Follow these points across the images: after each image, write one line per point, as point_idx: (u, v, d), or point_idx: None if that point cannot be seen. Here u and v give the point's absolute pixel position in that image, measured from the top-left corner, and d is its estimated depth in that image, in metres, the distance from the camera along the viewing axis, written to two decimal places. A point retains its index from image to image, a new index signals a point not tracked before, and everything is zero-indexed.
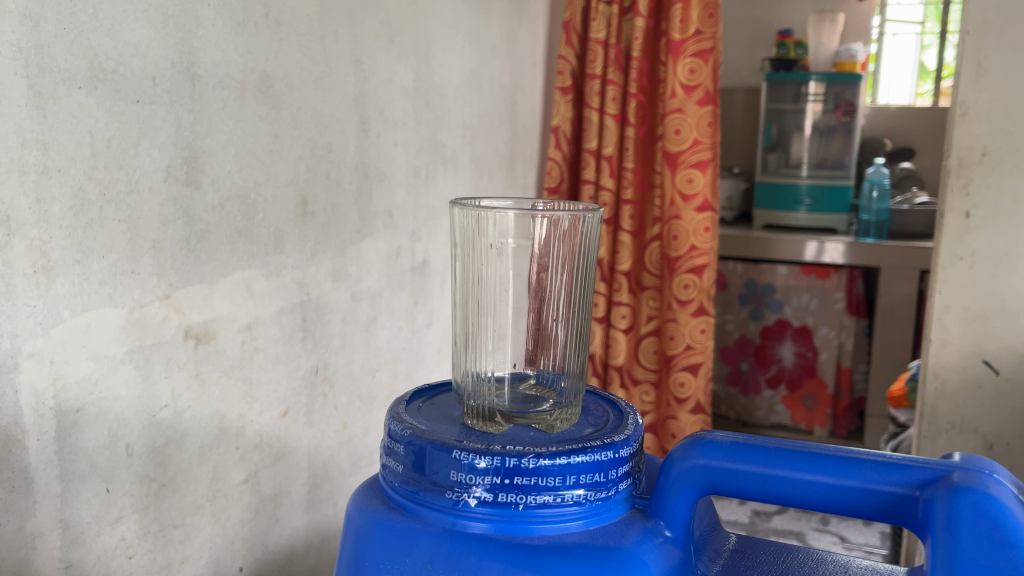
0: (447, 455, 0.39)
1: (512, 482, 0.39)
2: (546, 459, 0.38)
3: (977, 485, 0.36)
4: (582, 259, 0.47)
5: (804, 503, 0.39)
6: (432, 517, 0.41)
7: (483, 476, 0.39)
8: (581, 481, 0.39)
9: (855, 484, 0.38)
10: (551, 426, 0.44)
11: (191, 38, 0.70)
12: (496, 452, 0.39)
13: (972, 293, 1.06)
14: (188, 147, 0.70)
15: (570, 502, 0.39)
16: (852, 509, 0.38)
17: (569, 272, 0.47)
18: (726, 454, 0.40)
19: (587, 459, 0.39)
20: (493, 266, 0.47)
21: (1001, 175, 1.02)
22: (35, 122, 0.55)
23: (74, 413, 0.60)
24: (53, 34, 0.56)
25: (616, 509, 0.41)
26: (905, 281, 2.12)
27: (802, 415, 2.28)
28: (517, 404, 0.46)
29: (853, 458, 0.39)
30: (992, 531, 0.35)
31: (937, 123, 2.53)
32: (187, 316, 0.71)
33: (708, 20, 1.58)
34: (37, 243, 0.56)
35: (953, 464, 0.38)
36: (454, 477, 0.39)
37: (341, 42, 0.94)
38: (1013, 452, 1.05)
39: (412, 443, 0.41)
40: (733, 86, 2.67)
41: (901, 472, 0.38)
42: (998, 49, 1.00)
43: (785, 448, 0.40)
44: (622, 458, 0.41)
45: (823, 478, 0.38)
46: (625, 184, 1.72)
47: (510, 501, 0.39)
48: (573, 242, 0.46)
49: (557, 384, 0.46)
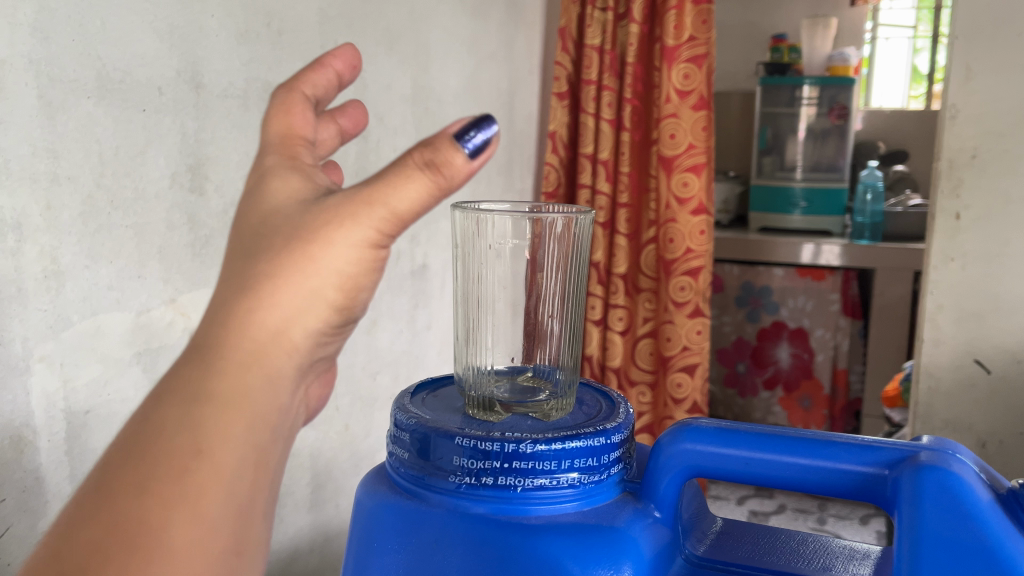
0: (450, 441, 0.41)
1: (511, 466, 0.40)
2: (543, 444, 0.40)
3: (941, 463, 0.37)
4: (576, 258, 0.48)
5: (783, 484, 0.41)
6: (436, 501, 0.42)
7: (483, 461, 0.41)
8: (575, 464, 0.41)
9: (829, 465, 0.40)
10: (547, 415, 0.45)
11: (196, 49, 0.71)
12: (495, 437, 0.40)
13: (962, 293, 1.08)
14: (193, 154, 0.72)
15: (565, 485, 0.41)
16: (827, 488, 0.40)
17: (563, 269, 0.48)
18: (710, 439, 0.42)
19: (581, 444, 0.41)
20: (492, 266, 0.48)
21: (991, 177, 1.04)
22: (46, 131, 0.56)
23: (84, 414, 0.61)
24: (63, 46, 0.57)
25: (609, 492, 0.43)
26: (899, 283, 2.13)
27: (798, 416, 2.29)
28: (516, 394, 0.47)
29: (827, 441, 0.41)
30: (955, 504, 0.36)
31: (930, 125, 2.56)
32: (192, 319, 0.73)
33: (702, 26, 1.60)
34: (48, 249, 0.57)
35: (921, 446, 0.40)
36: (456, 462, 0.41)
37: (342, 50, 0.96)
38: (1005, 450, 1.07)
39: (417, 431, 0.42)
40: (729, 90, 2.70)
41: (872, 453, 0.40)
42: (987, 54, 1.02)
43: (766, 433, 0.42)
44: (614, 444, 0.42)
45: (800, 459, 0.40)
46: (621, 188, 1.74)
47: (508, 484, 0.41)
48: (569, 241, 0.47)
49: (552, 375, 0.48)
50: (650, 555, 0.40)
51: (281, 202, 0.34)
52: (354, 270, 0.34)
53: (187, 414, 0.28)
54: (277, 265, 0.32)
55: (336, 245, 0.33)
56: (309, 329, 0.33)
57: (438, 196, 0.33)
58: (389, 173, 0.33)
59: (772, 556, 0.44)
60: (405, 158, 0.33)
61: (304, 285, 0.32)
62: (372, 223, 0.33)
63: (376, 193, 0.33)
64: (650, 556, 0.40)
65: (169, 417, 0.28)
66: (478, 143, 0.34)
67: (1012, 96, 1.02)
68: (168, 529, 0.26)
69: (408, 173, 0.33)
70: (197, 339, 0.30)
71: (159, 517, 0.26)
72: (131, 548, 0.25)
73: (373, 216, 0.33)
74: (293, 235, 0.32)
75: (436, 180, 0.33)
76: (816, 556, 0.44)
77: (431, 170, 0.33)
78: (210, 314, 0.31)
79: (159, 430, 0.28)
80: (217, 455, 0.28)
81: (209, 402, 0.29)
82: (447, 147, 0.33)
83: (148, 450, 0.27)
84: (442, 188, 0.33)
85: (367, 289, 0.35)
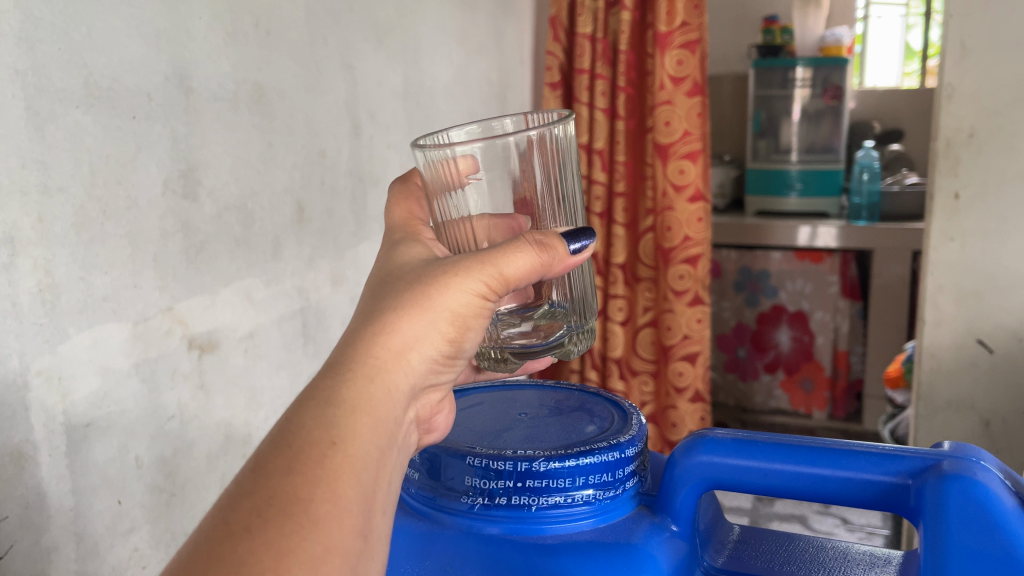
0: (462, 461, 0.44)
1: (525, 485, 0.43)
2: (556, 462, 0.43)
3: (966, 473, 0.38)
4: (558, 160, 0.46)
5: (802, 494, 0.42)
6: (450, 522, 0.45)
7: (497, 481, 0.43)
8: (589, 481, 0.43)
9: (850, 474, 0.41)
10: (568, 352, 0.50)
11: (183, 52, 0.70)
12: (508, 457, 0.43)
13: (963, 273, 1.07)
14: (185, 160, 0.71)
15: (580, 502, 0.43)
16: (847, 498, 0.41)
17: (547, 179, 0.47)
18: (726, 450, 0.44)
19: (595, 460, 0.43)
20: (473, 199, 0.46)
21: (989, 156, 1.03)
22: (34, 142, 0.55)
23: (84, 427, 0.61)
24: (49, 55, 0.56)
25: (624, 507, 0.45)
26: (897, 263, 2.13)
27: (801, 398, 2.32)
28: (531, 336, 0.49)
29: (847, 451, 0.42)
30: (980, 514, 0.36)
31: (925, 103, 2.55)
32: (190, 326, 0.72)
33: (694, 11, 1.59)
34: (41, 262, 0.56)
35: (943, 454, 0.40)
36: (469, 482, 0.44)
37: (330, 47, 0.95)
38: (1009, 429, 1.07)
39: (428, 453, 0.45)
40: (721, 73, 2.68)
41: (894, 462, 0.41)
42: (983, 30, 1.01)
43: (783, 444, 0.43)
44: (628, 458, 0.45)
45: (818, 469, 0.41)
46: (616, 177, 1.72)
47: (522, 504, 0.43)
48: (547, 146, 0.45)
49: (565, 309, 0.50)
50: (668, 569, 0.42)
51: (412, 266, 0.44)
52: (464, 312, 0.43)
53: (333, 418, 0.36)
54: (403, 305, 0.41)
55: (454, 294, 0.42)
56: (424, 355, 0.42)
57: (542, 263, 0.44)
58: (509, 244, 0.43)
59: (789, 565, 0.45)
60: (524, 241, 0.43)
61: (421, 324, 0.41)
62: (481, 282, 0.43)
63: (492, 260, 0.43)
64: (668, 570, 0.42)
65: (308, 418, 0.35)
66: (581, 241, 0.46)
67: (1009, 72, 1.01)
68: (310, 503, 0.33)
69: (519, 247, 0.43)
70: (336, 358, 0.39)
71: (309, 495, 0.33)
72: (285, 515, 0.32)
73: (484, 274, 0.43)
74: (419, 286, 0.42)
75: (540, 255, 0.44)
76: (835, 563, 0.44)
77: (536, 248, 0.44)
78: (348, 341, 0.40)
79: (300, 428, 0.35)
80: (348, 450, 0.35)
81: (344, 409, 0.36)
82: (556, 239, 0.45)
83: (293, 442, 0.34)
84: (544, 263, 0.44)
85: (476, 331, 0.44)
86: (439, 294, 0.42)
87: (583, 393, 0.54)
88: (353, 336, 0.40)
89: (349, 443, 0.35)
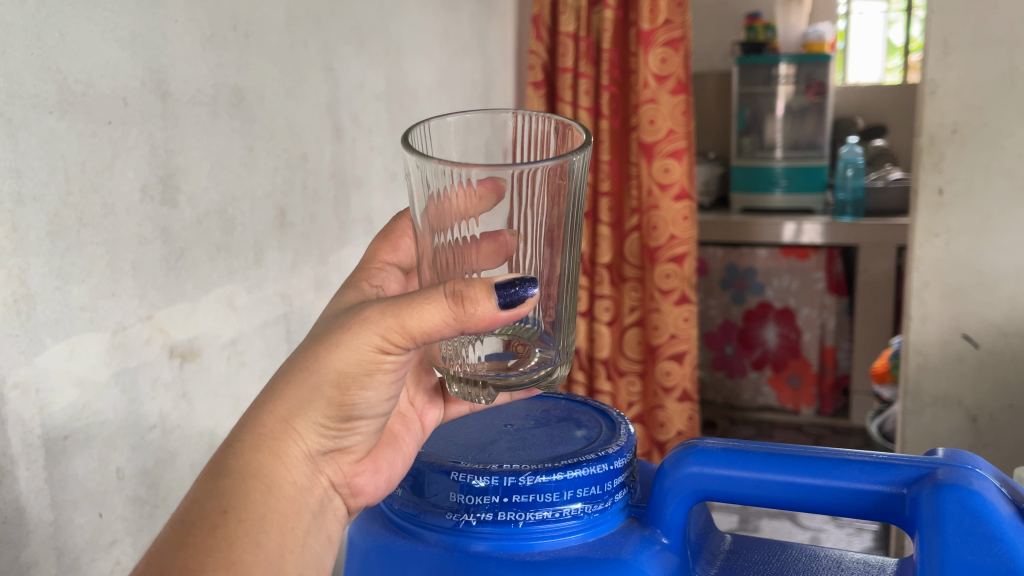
0: (446, 477, 0.44)
1: (511, 500, 0.43)
2: (543, 476, 0.43)
3: (961, 482, 0.38)
4: (558, 206, 0.43)
5: (796, 504, 0.42)
6: (433, 539, 0.45)
7: (481, 495, 0.44)
8: (577, 495, 0.44)
9: (843, 484, 0.41)
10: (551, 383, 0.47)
11: (160, 56, 0.69)
12: (493, 472, 0.44)
13: (948, 268, 1.08)
14: (163, 165, 0.70)
15: (568, 516, 0.44)
16: (842, 507, 0.42)
17: (542, 226, 0.44)
18: (716, 461, 0.44)
19: (583, 473, 0.44)
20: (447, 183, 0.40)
21: (972, 151, 1.04)
22: (7, 149, 0.54)
23: (62, 440, 0.59)
24: (21, 61, 0.55)
25: (614, 520, 0.46)
26: (883, 258, 2.14)
27: (788, 395, 2.33)
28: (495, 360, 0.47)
29: (841, 460, 0.42)
30: (978, 526, 0.37)
31: (908, 99, 2.57)
32: (170, 335, 0.71)
33: (677, 9, 1.59)
34: (16, 272, 0.55)
35: (938, 461, 0.41)
36: (453, 498, 0.44)
37: (311, 51, 0.94)
38: (996, 423, 1.08)
39: (414, 471, 0.46)
40: (705, 71, 2.69)
41: (888, 471, 0.41)
42: (965, 26, 1.01)
43: (774, 454, 0.43)
44: (617, 469, 0.45)
45: (811, 479, 0.42)
46: (601, 176, 1.72)
47: (509, 519, 0.44)
48: (550, 182, 0.41)
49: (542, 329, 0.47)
50: None
51: (327, 323, 0.46)
52: (371, 379, 0.44)
53: (227, 488, 0.41)
54: (295, 376, 0.44)
55: (355, 366, 0.44)
56: (327, 423, 0.45)
57: (454, 312, 0.41)
58: (414, 301, 0.41)
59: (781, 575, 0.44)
60: (430, 295, 0.41)
61: (321, 397, 0.44)
62: (392, 347, 0.43)
63: (394, 316, 0.42)
64: None
65: (205, 494, 0.41)
66: (517, 302, 0.41)
67: (991, 68, 1.01)
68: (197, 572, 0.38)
69: (434, 300, 0.41)
70: (241, 434, 0.44)
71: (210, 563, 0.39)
72: None
73: (387, 329, 0.42)
74: (325, 354, 0.44)
75: (456, 312, 0.41)
76: (827, 573, 0.44)
77: (457, 303, 0.40)
78: (250, 415, 0.44)
79: (197, 505, 0.41)
80: (241, 517, 0.41)
81: (234, 478, 0.42)
82: (478, 290, 0.40)
83: (189, 519, 0.40)
84: (458, 316, 0.41)
85: (393, 392, 0.47)
86: (333, 365, 0.43)
87: (570, 402, 0.56)
88: (254, 407, 0.44)
89: (242, 512, 0.41)
